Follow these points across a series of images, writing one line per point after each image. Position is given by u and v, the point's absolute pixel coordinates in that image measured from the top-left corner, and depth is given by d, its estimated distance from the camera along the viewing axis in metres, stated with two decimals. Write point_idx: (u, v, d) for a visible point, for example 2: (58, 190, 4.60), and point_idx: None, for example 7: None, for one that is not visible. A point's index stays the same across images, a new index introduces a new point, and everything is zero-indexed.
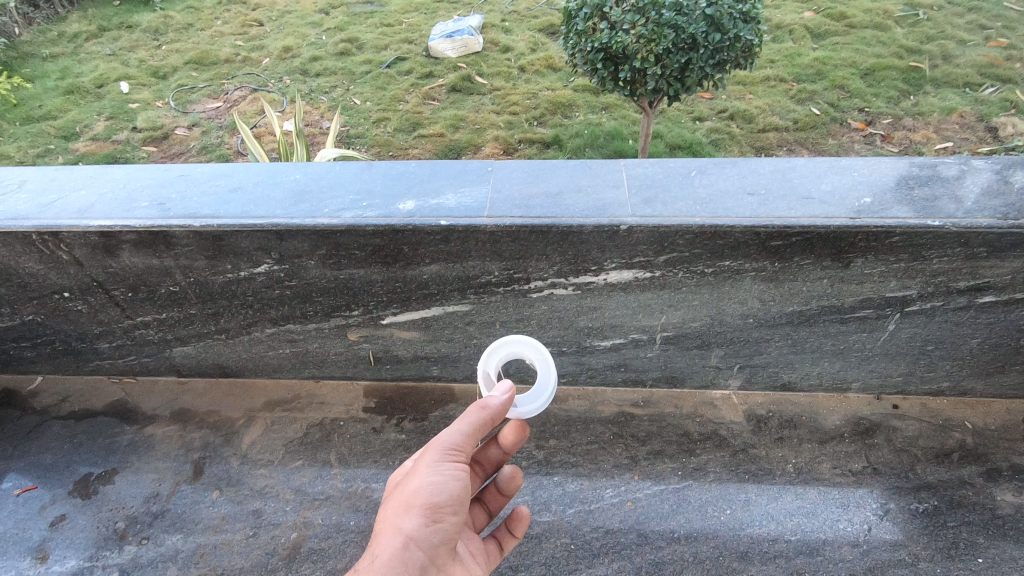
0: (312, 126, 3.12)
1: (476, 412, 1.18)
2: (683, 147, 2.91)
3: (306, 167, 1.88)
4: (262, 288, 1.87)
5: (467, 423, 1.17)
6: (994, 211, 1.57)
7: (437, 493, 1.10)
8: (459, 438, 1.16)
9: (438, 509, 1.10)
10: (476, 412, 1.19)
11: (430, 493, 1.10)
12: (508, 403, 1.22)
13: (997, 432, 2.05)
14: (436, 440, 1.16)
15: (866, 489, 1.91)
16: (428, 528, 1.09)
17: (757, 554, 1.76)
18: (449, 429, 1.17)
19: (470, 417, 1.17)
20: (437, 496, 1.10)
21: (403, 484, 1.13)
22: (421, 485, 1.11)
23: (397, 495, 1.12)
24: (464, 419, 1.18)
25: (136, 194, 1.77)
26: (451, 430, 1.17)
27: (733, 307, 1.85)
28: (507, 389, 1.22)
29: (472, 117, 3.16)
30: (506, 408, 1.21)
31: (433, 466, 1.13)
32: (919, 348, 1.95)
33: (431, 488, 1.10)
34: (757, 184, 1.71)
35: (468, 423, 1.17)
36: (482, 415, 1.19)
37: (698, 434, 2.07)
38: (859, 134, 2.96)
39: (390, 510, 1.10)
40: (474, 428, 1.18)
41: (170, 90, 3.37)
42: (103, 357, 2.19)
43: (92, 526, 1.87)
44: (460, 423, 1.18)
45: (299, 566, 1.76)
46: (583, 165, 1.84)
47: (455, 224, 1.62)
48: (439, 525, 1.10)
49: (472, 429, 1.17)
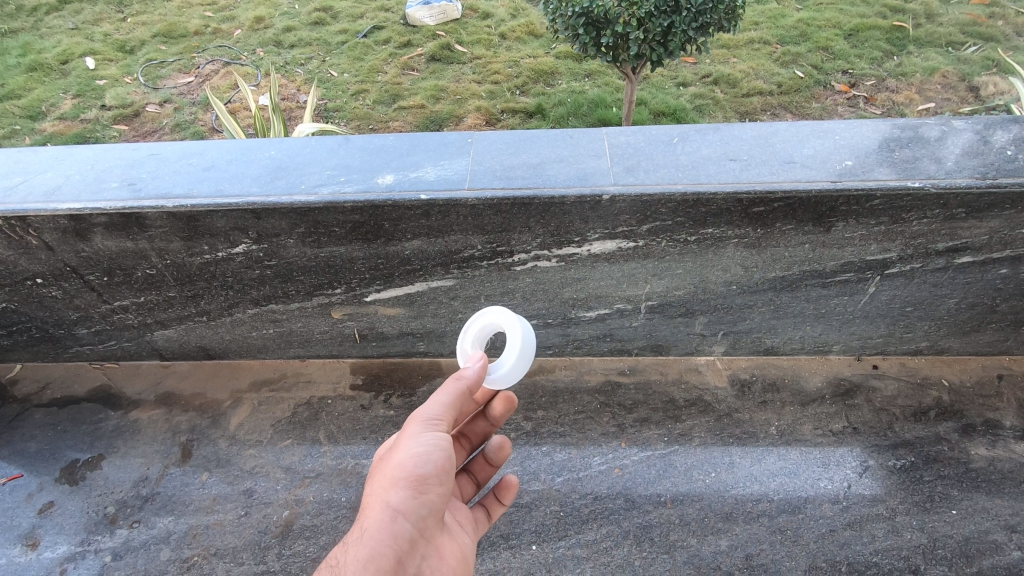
0: (288, 100, 3.03)
1: (453, 383, 1.23)
2: (667, 114, 2.87)
3: (281, 143, 1.83)
4: (241, 268, 1.83)
5: (445, 395, 1.23)
6: (973, 171, 1.58)
7: (421, 464, 1.13)
8: (438, 409, 1.21)
9: (423, 480, 1.13)
10: (453, 384, 1.23)
11: (414, 463, 1.13)
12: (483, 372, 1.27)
13: (973, 389, 2.10)
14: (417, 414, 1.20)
15: (847, 448, 1.96)
16: (415, 497, 1.11)
17: (742, 514, 1.81)
18: (429, 402, 1.21)
19: (449, 389, 1.22)
20: (422, 466, 1.13)
21: (388, 459, 1.17)
22: (405, 456, 1.14)
23: (383, 469, 1.15)
24: (443, 392, 1.23)
25: (105, 175, 1.72)
26: (431, 402, 1.21)
27: (716, 275, 1.86)
28: (483, 362, 1.27)
29: (452, 87, 3.09)
30: (481, 377, 1.27)
31: (416, 438, 1.17)
32: (899, 309, 1.98)
33: (414, 459, 1.14)
34: (739, 149, 1.70)
35: (447, 394, 1.22)
36: (459, 387, 1.24)
37: (684, 400, 2.11)
38: (842, 97, 2.94)
39: (376, 483, 1.13)
40: (453, 399, 1.23)
41: (138, 65, 3.24)
42: (83, 343, 2.16)
43: (81, 511, 1.86)
44: (439, 396, 1.22)
45: (292, 542, 1.78)
46: (564, 135, 1.81)
47: (435, 198, 1.60)
48: (426, 494, 1.13)
49: (451, 400, 1.22)
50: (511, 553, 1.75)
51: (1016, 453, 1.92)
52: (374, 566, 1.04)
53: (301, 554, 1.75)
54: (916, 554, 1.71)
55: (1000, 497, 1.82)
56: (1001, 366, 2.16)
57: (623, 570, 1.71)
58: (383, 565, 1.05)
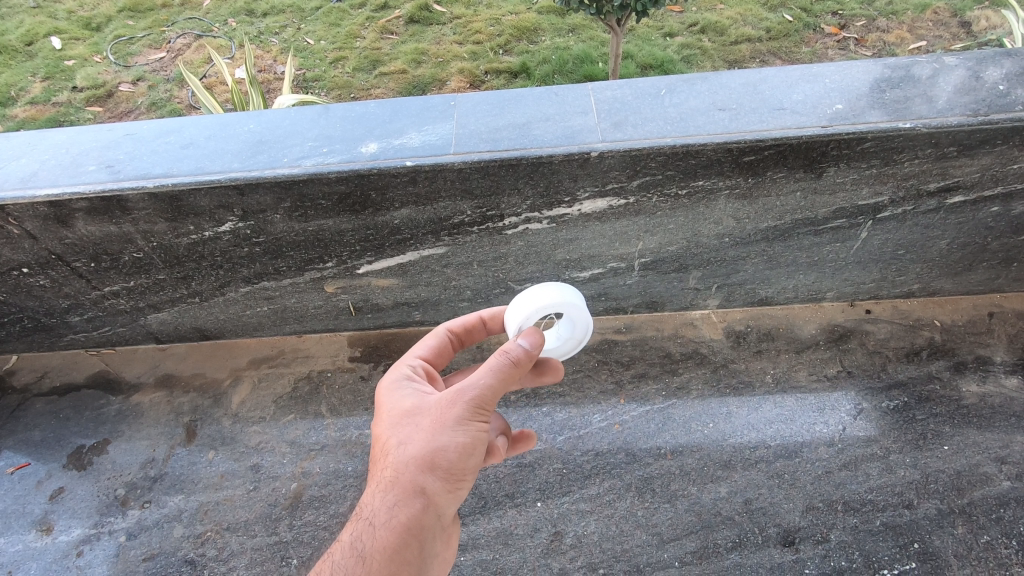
0: (265, 72, 2.94)
1: (503, 360, 1.09)
2: (654, 66, 2.80)
3: (260, 115, 1.78)
4: (229, 246, 1.81)
5: (490, 373, 1.08)
6: (965, 109, 1.55)
7: (461, 455, 1.08)
8: (487, 399, 1.08)
9: (461, 471, 1.09)
10: (502, 361, 1.09)
11: (456, 457, 1.07)
12: (533, 353, 1.13)
13: (964, 328, 2.13)
14: (464, 392, 1.08)
15: (841, 392, 1.99)
16: (448, 486, 1.08)
17: (740, 461, 1.86)
18: (474, 381, 1.08)
19: (504, 375, 1.08)
20: (460, 457, 1.07)
21: (420, 433, 1.08)
22: (444, 443, 1.07)
23: (415, 446, 1.07)
24: (488, 370, 1.08)
25: (81, 158, 1.67)
26: (477, 383, 1.07)
27: (708, 228, 1.85)
28: (535, 341, 1.13)
29: (434, 49, 2.99)
30: (532, 358, 1.13)
31: (456, 421, 1.08)
32: (891, 253, 1.98)
33: (455, 449, 1.07)
34: (727, 98, 1.66)
35: (495, 374, 1.08)
36: (511, 368, 1.09)
37: (680, 353, 2.13)
38: (832, 39, 2.87)
39: (409, 464, 1.06)
40: (503, 386, 1.09)
41: (107, 42, 3.10)
42: (77, 331, 2.15)
43: (92, 495, 1.89)
44: (490, 382, 1.08)
45: (302, 513, 1.83)
46: (549, 92, 1.77)
47: (421, 164, 1.56)
48: (459, 483, 1.09)
49: (498, 381, 1.08)
50: (517, 511, 1.79)
51: (1005, 388, 1.97)
52: (402, 558, 1.03)
53: (312, 523, 1.80)
54: (909, 490, 1.76)
55: (989, 431, 1.87)
56: (992, 304, 2.18)
57: (627, 520, 1.76)
58: (411, 557, 1.04)
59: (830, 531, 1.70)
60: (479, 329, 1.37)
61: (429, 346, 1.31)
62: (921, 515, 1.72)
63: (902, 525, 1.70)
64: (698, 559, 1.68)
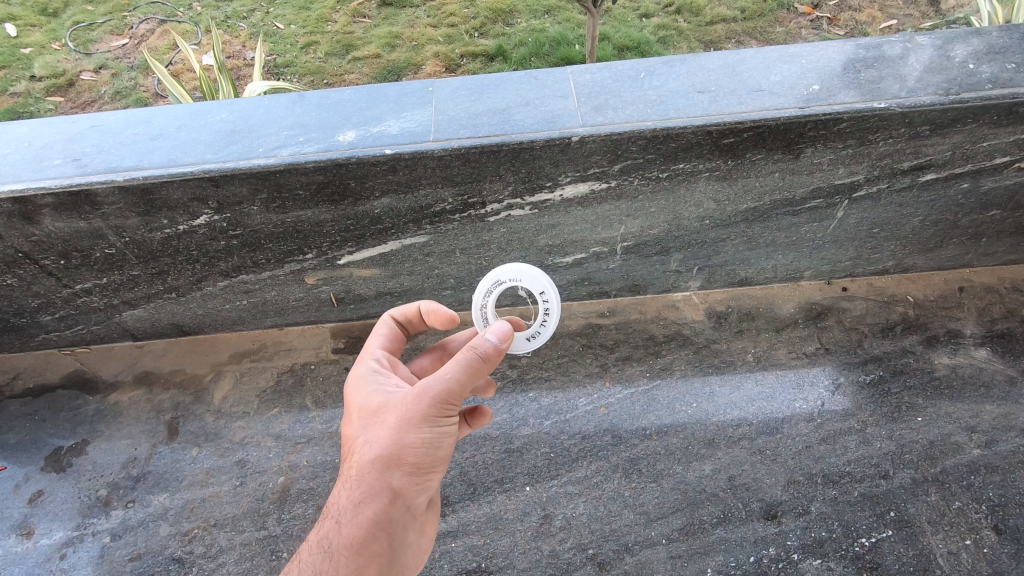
0: (235, 58, 2.85)
1: (469, 358, 1.06)
2: (631, 48, 2.79)
3: (232, 104, 1.73)
4: (205, 240, 1.77)
5: (457, 368, 1.06)
6: (937, 88, 1.58)
7: (426, 452, 1.07)
8: (452, 394, 1.07)
9: (428, 466, 1.09)
10: (468, 358, 1.06)
11: (424, 455, 1.08)
12: (503, 348, 1.09)
13: (936, 303, 2.18)
14: (426, 389, 1.06)
15: (819, 368, 2.04)
16: (416, 482, 1.09)
17: (724, 439, 1.89)
18: (440, 378, 1.06)
19: (465, 367, 1.06)
20: (426, 454, 1.08)
21: (384, 431, 1.07)
22: (411, 440, 1.06)
23: (380, 443, 1.06)
24: (454, 366, 1.06)
25: (45, 151, 1.61)
26: (443, 382, 1.06)
27: (689, 210, 1.86)
28: (503, 334, 1.08)
29: (408, 32, 2.93)
30: (501, 353, 1.09)
31: (423, 418, 1.07)
32: (866, 232, 2.02)
33: (422, 448, 1.07)
34: (706, 81, 1.67)
35: (461, 369, 1.06)
36: (479, 365, 1.07)
37: (663, 335, 2.15)
38: (806, 19, 2.88)
39: (374, 461, 1.06)
40: (468, 381, 1.08)
41: (65, 28, 2.96)
42: (49, 330, 2.09)
43: (73, 497, 1.86)
44: (454, 379, 1.07)
45: (291, 506, 1.82)
46: (528, 76, 1.75)
47: (401, 152, 1.54)
48: (426, 477, 1.10)
49: (467, 378, 1.07)
50: (506, 496, 1.81)
51: (975, 359, 2.04)
52: (370, 552, 1.04)
53: (302, 516, 1.80)
54: (885, 461, 1.82)
55: (960, 402, 1.94)
56: (962, 279, 2.24)
57: (615, 501, 1.79)
58: (381, 550, 1.05)
59: (811, 504, 1.75)
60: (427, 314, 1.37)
61: (388, 334, 1.31)
62: (897, 485, 1.78)
63: (879, 495, 1.76)
64: (685, 535, 1.72)
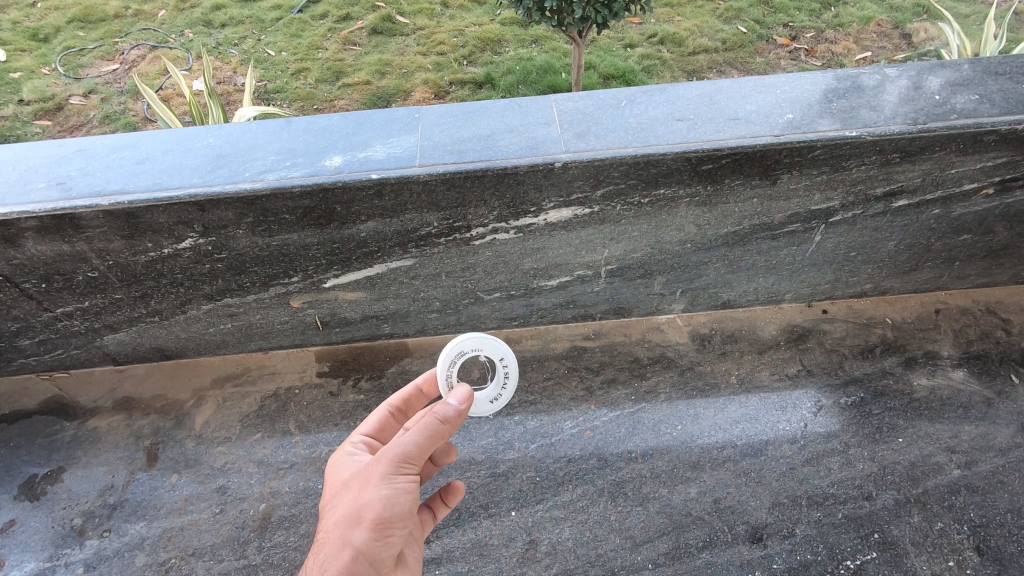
0: (225, 83, 2.89)
1: (430, 420, 1.08)
2: (616, 76, 2.87)
3: (220, 129, 1.75)
4: (190, 263, 1.77)
5: (417, 431, 1.08)
6: (905, 117, 1.65)
7: (386, 509, 1.03)
8: (411, 447, 1.06)
9: (389, 525, 1.04)
10: (429, 421, 1.09)
11: (383, 510, 1.03)
12: (464, 411, 1.11)
13: (914, 325, 2.23)
14: (386, 449, 1.07)
15: (802, 390, 2.06)
16: (379, 543, 1.02)
17: (708, 461, 1.90)
18: (399, 439, 1.07)
19: (423, 423, 1.08)
20: (388, 511, 1.04)
21: (350, 495, 1.06)
22: (370, 496, 1.04)
23: (344, 506, 1.05)
24: (414, 429, 1.08)
25: (29, 175, 1.61)
26: (402, 440, 1.07)
27: (671, 234, 1.90)
28: (465, 397, 1.12)
29: (398, 60, 2.99)
30: (463, 416, 1.12)
31: (384, 477, 1.06)
32: (844, 255, 2.07)
33: (382, 503, 1.04)
34: (685, 109, 1.72)
35: (420, 430, 1.08)
36: (439, 426, 1.09)
37: (648, 358, 2.17)
38: (784, 50, 2.99)
39: (336, 522, 1.03)
40: (427, 437, 1.08)
41: (56, 54, 2.98)
42: (27, 355, 2.06)
43: (46, 526, 1.81)
44: (413, 434, 1.08)
45: (272, 534, 1.79)
46: (512, 104, 1.79)
47: (387, 176, 1.56)
48: (390, 539, 1.04)
49: (427, 439, 1.08)
50: (492, 521, 1.79)
51: (953, 380, 2.07)
52: None
53: (282, 544, 1.76)
54: (868, 482, 1.83)
55: (939, 422, 1.96)
56: (938, 301, 2.30)
57: (600, 525, 1.78)
58: None
59: (796, 526, 1.75)
60: (418, 399, 1.32)
61: (372, 422, 1.29)
62: (880, 506, 1.79)
63: (862, 517, 1.77)
64: (671, 559, 1.71)
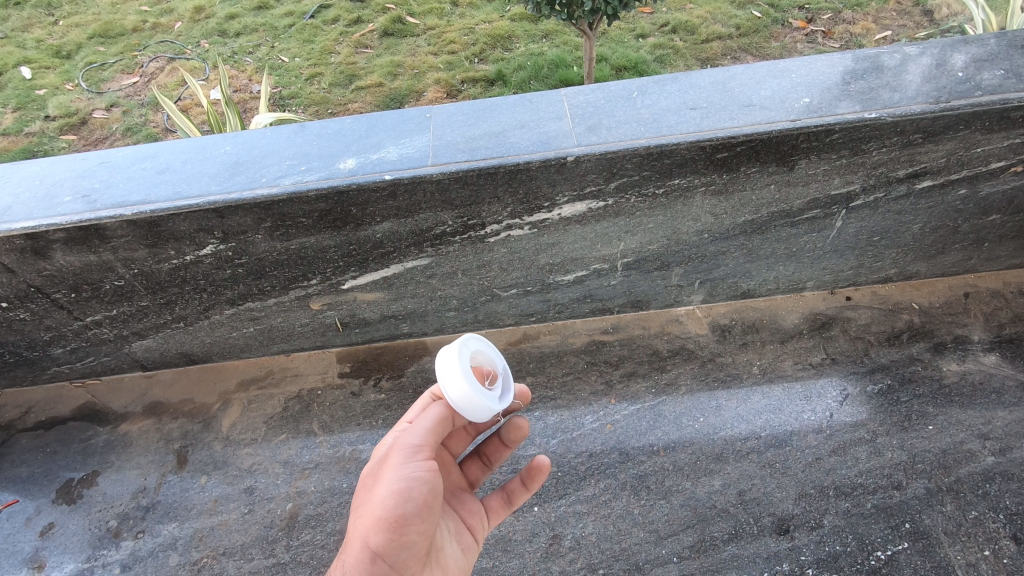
0: (241, 92, 2.94)
1: None
2: (628, 68, 2.84)
3: (236, 137, 1.78)
4: (212, 270, 1.81)
5: None
6: (926, 96, 1.60)
7: (397, 507, 1.04)
8: None
9: (403, 523, 1.04)
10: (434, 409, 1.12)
11: (394, 506, 1.04)
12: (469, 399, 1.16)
13: (941, 309, 2.17)
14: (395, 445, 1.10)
15: (827, 379, 2.03)
16: (395, 541, 1.04)
17: (733, 452, 1.88)
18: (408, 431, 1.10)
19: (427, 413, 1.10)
20: (401, 508, 1.04)
21: (368, 496, 1.09)
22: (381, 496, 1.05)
23: (362, 508, 1.08)
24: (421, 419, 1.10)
25: (55, 189, 1.66)
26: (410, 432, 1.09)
27: (687, 225, 1.88)
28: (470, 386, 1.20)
29: (409, 61, 3.00)
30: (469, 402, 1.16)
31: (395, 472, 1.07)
32: (866, 241, 2.02)
33: (392, 500, 1.04)
34: (698, 98, 1.69)
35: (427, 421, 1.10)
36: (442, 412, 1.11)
37: (667, 350, 2.15)
38: (800, 33, 2.93)
39: (357, 524, 1.06)
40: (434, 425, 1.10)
41: (79, 70, 3.06)
42: (60, 363, 2.12)
43: (84, 528, 1.87)
44: None
45: (299, 533, 1.82)
46: (522, 100, 1.79)
47: (400, 177, 1.57)
48: (405, 536, 1.05)
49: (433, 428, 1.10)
50: (515, 517, 1.79)
51: (984, 365, 2.02)
52: None
53: (309, 543, 1.79)
54: (897, 472, 1.79)
55: (971, 409, 1.91)
56: (967, 284, 2.23)
57: (623, 520, 1.77)
58: None
59: (824, 517, 1.73)
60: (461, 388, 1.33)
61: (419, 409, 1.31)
62: (911, 496, 1.75)
63: (893, 507, 1.73)
64: (695, 553, 1.69)
